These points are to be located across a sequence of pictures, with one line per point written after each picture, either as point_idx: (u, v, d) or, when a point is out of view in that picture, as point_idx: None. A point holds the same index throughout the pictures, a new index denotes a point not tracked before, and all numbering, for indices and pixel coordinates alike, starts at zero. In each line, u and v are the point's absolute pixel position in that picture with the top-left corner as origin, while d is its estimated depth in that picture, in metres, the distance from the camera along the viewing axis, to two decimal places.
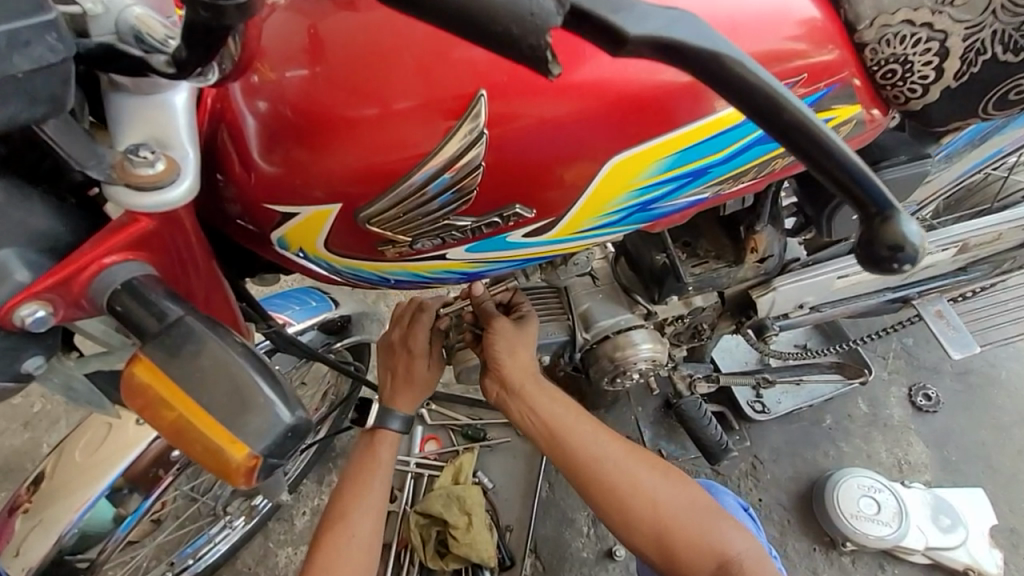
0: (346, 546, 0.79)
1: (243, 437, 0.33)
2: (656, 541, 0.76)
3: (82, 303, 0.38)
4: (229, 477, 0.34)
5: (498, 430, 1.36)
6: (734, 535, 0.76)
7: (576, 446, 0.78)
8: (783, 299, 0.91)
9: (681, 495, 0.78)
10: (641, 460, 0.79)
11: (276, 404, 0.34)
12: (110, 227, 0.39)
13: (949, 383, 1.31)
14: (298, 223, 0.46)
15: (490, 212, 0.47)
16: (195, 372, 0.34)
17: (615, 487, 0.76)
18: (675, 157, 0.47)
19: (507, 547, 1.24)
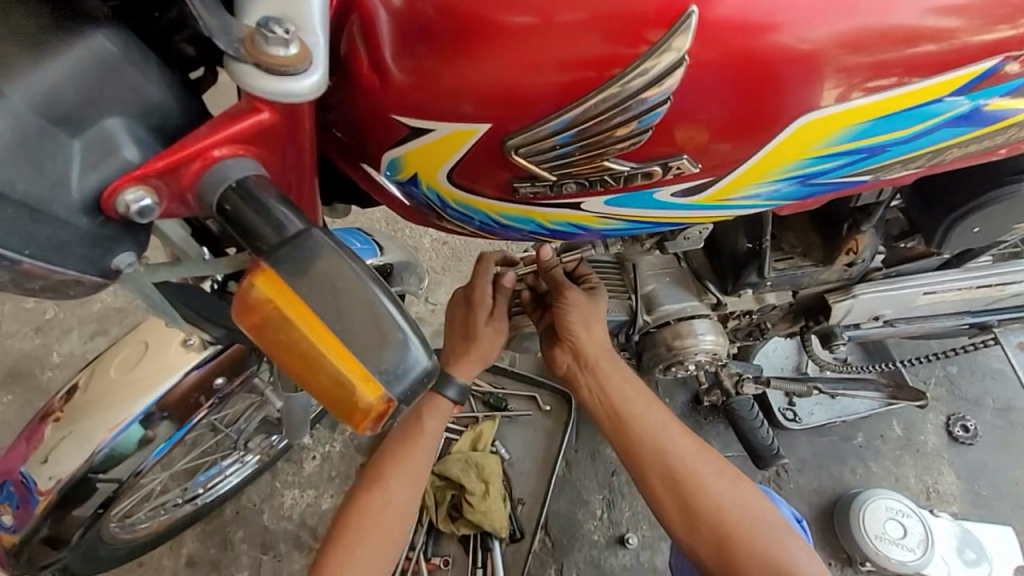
0: (382, 512, 0.78)
1: (378, 376, 0.30)
2: (717, 547, 0.73)
3: (188, 197, 0.33)
4: (352, 420, 0.30)
5: (520, 403, 1.33)
6: (799, 556, 0.73)
7: (644, 432, 0.78)
8: (860, 308, 0.86)
9: (747, 503, 0.75)
10: (709, 460, 0.77)
11: (412, 345, 0.30)
12: (226, 115, 0.33)
13: (989, 417, 1.27)
14: (426, 144, 0.42)
15: (653, 160, 0.44)
16: (329, 293, 0.30)
17: (680, 482, 0.75)
18: (859, 128, 0.45)
19: (518, 520, 1.22)
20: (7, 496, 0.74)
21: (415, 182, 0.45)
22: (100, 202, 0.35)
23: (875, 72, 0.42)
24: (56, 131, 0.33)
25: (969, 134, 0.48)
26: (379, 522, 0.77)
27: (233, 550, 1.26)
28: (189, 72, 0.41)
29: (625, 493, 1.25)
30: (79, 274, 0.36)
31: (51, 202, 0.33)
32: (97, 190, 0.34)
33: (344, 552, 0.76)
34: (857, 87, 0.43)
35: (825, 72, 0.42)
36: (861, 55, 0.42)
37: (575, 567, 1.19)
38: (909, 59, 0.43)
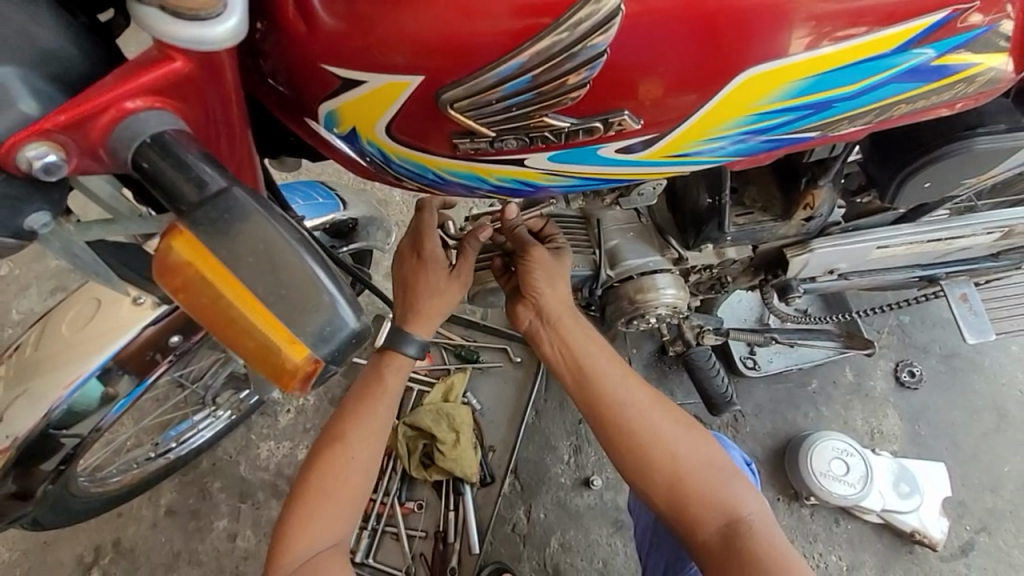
0: (344, 470, 0.79)
1: (304, 338, 0.30)
2: (669, 491, 0.78)
3: (98, 154, 0.31)
4: (279, 381, 0.30)
5: (491, 354, 1.36)
6: (744, 497, 0.78)
7: (603, 387, 0.81)
8: (817, 262, 0.88)
9: (699, 451, 0.79)
10: (665, 411, 0.81)
11: (341, 307, 0.30)
12: (137, 62, 0.31)
13: (934, 363, 1.34)
14: (362, 97, 0.40)
15: (594, 115, 0.43)
16: (251, 253, 0.29)
17: (635, 432, 0.79)
18: (805, 83, 0.45)
19: (488, 466, 1.26)
20: None
21: (354, 136, 0.43)
22: None
23: (844, 22, 0.42)
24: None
25: (916, 91, 0.48)
26: (341, 480, 0.79)
27: (212, 499, 1.30)
28: (97, 14, 0.39)
29: (591, 439, 1.31)
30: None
31: None
32: None
33: (309, 508, 0.78)
34: (827, 36, 0.42)
35: (795, 21, 0.41)
36: (832, 3, 0.41)
37: (543, 507, 1.26)
38: (879, 9, 0.42)
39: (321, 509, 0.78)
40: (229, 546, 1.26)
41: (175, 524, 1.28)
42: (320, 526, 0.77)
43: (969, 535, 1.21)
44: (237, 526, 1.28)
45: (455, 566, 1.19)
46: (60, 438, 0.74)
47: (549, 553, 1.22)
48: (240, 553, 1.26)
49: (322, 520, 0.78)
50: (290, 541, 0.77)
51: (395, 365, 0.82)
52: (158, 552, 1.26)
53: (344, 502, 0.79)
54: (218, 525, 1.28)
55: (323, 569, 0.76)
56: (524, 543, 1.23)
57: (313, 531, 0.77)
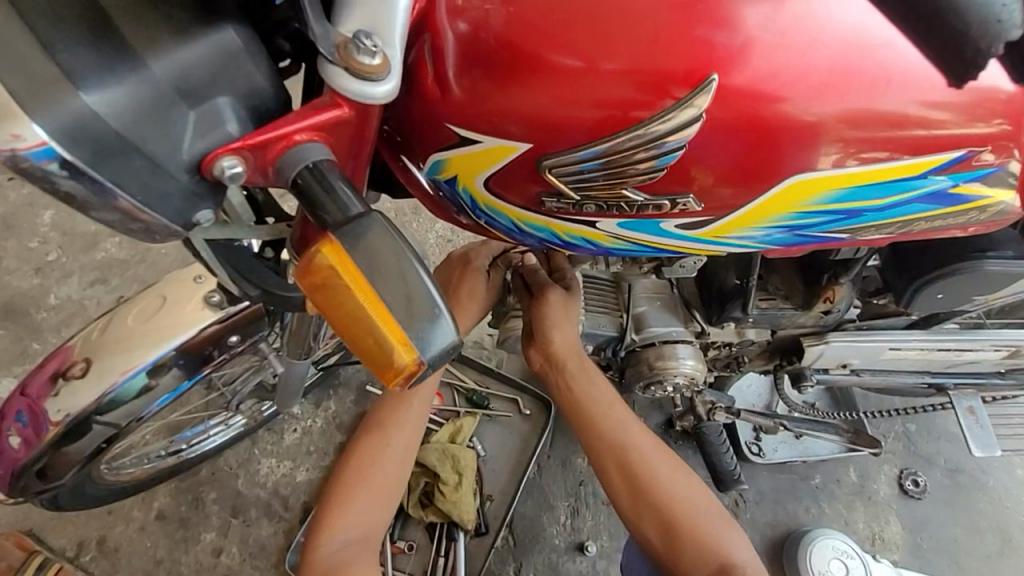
0: (381, 457, 0.82)
1: (414, 342, 0.35)
2: (664, 537, 0.80)
3: (265, 170, 0.39)
4: (386, 376, 0.35)
5: (500, 403, 1.39)
6: (738, 549, 0.79)
7: (604, 427, 0.85)
8: (830, 355, 0.93)
9: (693, 499, 0.81)
10: (663, 458, 0.84)
11: (444, 319, 0.36)
12: (312, 105, 0.39)
13: (939, 476, 1.34)
14: (471, 153, 0.48)
15: (663, 194, 0.50)
16: (379, 263, 0.35)
17: (633, 476, 0.82)
18: (846, 190, 0.52)
19: (484, 515, 1.26)
20: (19, 419, 0.77)
21: (453, 182, 0.52)
22: (201, 163, 0.40)
23: (869, 145, 0.49)
24: (179, 100, 0.39)
25: (935, 212, 0.55)
26: (384, 462, 0.82)
27: (204, 510, 1.29)
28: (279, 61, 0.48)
29: (589, 503, 1.30)
30: (167, 224, 0.40)
31: (167, 158, 0.38)
32: (202, 155, 0.40)
33: (347, 498, 0.80)
34: (852, 155, 0.49)
35: (826, 141, 0.48)
36: (862, 131, 0.48)
37: (533, 567, 1.24)
38: (904, 140, 0.49)
39: (357, 491, 0.80)
40: (212, 561, 1.24)
41: (162, 529, 1.27)
42: (355, 513, 0.79)
43: None
44: (224, 541, 1.27)
45: None
46: (95, 423, 0.77)
47: None
48: (222, 569, 1.24)
49: (358, 510, 0.79)
50: (328, 521, 0.78)
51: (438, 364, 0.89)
52: (141, 557, 1.24)
53: (385, 488, 0.81)
54: (205, 537, 1.27)
55: (358, 554, 0.77)
56: None
57: (352, 517, 0.79)
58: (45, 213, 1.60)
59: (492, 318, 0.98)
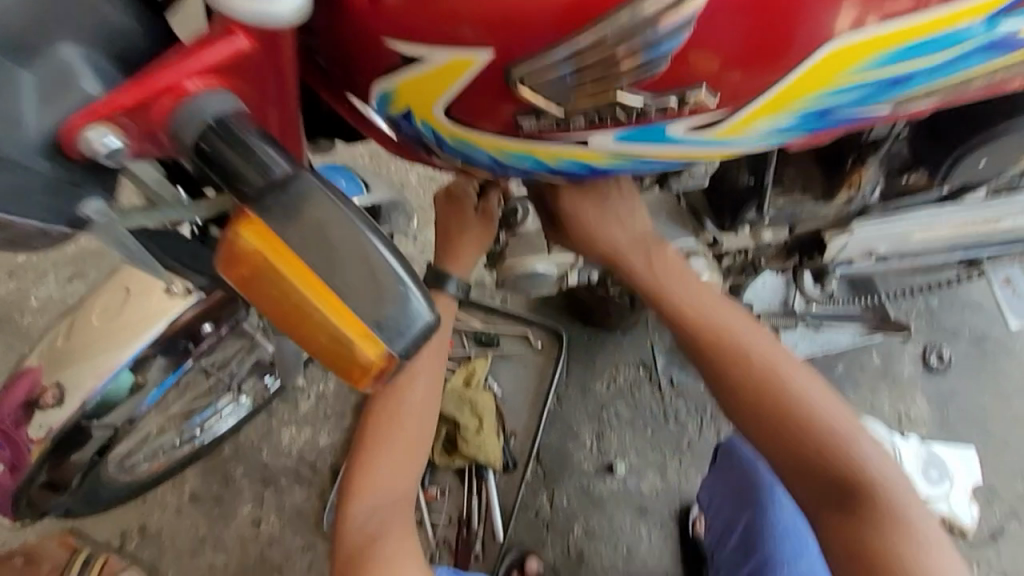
0: (397, 417, 0.75)
1: (378, 336, 0.34)
2: (817, 477, 0.69)
3: (153, 134, 0.37)
4: (355, 377, 0.35)
5: (511, 341, 1.35)
6: (888, 480, 0.70)
7: (736, 352, 0.73)
8: (855, 245, 0.86)
9: (848, 428, 0.71)
10: (806, 382, 0.72)
11: (412, 297, 0.35)
12: (196, 42, 0.35)
13: (964, 346, 1.32)
14: (421, 75, 0.39)
15: (667, 92, 0.41)
16: (319, 238, 0.33)
17: (773, 405, 0.70)
18: (892, 53, 0.42)
19: (510, 451, 1.26)
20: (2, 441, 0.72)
21: (408, 115, 0.42)
22: (59, 141, 0.36)
23: None
24: (4, 60, 0.34)
25: (997, 62, 0.46)
26: (405, 422, 0.75)
27: (236, 485, 1.30)
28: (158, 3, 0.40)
29: (613, 425, 1.30)
30: (43, 224, 0.39)
31: (11, 140, 0.35)
32: (55, 128, 0.36)
33: (370, 465, 0.73)
34: (881, 7, 0.39)
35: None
36: None
37: (566, 493, 1.25)
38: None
39: (378, 454, 0.74)
40: (254, 532, 1.28)
41: (199, 510, 1.29)
42: (382, 477, 0.74)
43: (995, 520, 1.20)
44: (261, 511, 1.29)
45: (478, 552, 1.20)
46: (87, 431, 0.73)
47: (572, 538, 1.22)
48: (264, 538, 1.27)
49: (385, 471, 0.74)
50: (355, 490, 0.73)
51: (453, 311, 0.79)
52: (185, 537, 1.27)
53: (412, 446, 0.75)
54: (242, 510, 1.29)
55: (390, 518, 0.73)
56: (548, 529, 1.23)
57: (378, 482, 0.73)
58: None
59: (487, 260, 0.90)
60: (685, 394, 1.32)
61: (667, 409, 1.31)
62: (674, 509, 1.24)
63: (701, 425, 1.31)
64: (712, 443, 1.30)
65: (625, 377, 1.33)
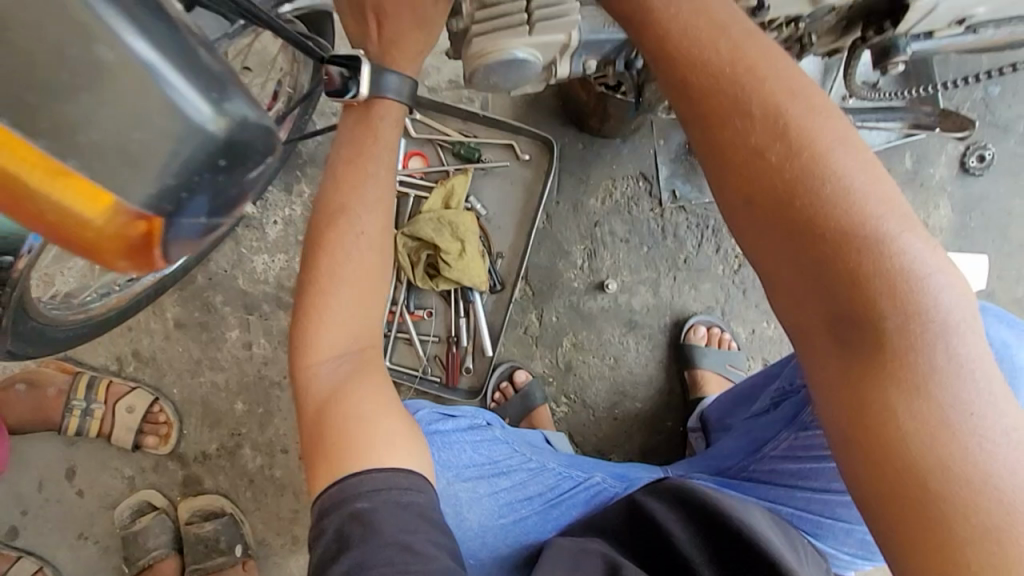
0: (347, 245, 0.62)
1: (101, 189, 0.28)
2: (836, 344, 0.42)
3: None
4: (104, 254, 0.30)
5: (494, 152, 1.18)
6: (1006, 466, 0.37)
7: (756, 112, 0.44)
8: (948, 7, 0.63)
9: (946, 315, 0.40)
10: (877, 200, 0.42)
11: (185, 100, 0.29)
12: None
13: (1011, 145, 1.16)
14: None
15: None
16: (34, 64, 0.27)
17: (799, 204, 0.42)
18: None
19: (497, 273, 1.20)
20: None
21: None
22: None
23: None
24: None
25: None
26: (352, 259, 0.62)
27: (218, 312, 1.27)
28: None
29: (607, 243, 1.21)
30: None
31: None
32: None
33: (319, 308, 0.61)
34: None
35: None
36: None
37: (555, 311, 1.22)
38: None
39: (333, 291, 0.61)
40: (247, 354, 1.28)
41: (188, 335, 1.28)
42: (340, 317, 0.62)
43: None
44: (250, 335, 1.28)
45: (470, 367, 1.22)
46: None
47: (561, 352, 1.22)
48: (259, 359, 1.28)
49: (342, 312, 0.62)
50: (314, 336, 0.62)
51: (389, 107, 0.62)
52: (180, 360, 1.28)
53: (369, 288, 0.63)
54: (230, 336, 1.28)
55: (359, 367, 0.62)
56: (537, 344, 1.23)
57: (334, 329, 0.62)
58: None
59: (451, 47, 0.69)
60: (686, 208, 1.21)
61: (665, 225, 1.21)
62: (666, 322, 1.22)
63: (701, 241, 1.22)
64: (711, 258, 1.22)
65: (622, 191, 1.20)
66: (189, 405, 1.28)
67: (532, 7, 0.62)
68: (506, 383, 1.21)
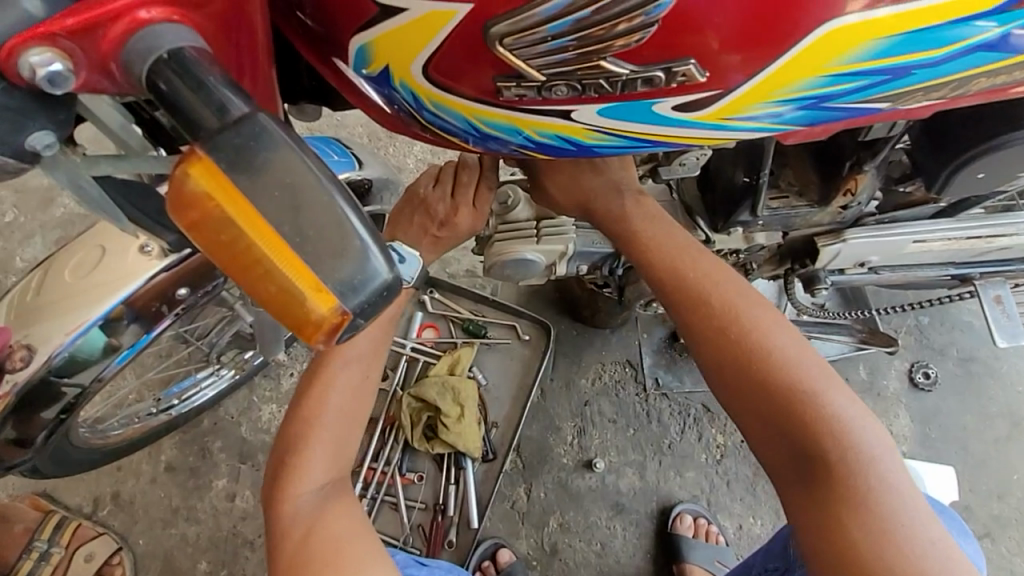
0: (333, 400, 0.72)
1: (332, 288, 0.30)
2: (800, 472, 0.59)
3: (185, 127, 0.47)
4: (305, 332, 0.31)
5: (499, 330, 1.34)
6: (925, 554, 0.53)
7: (717, 305, 0.63)
8: (848, 253, 0.84)
9: (870, 448, 0.58)
10: (809, 365, 0.60)
11: (372, 255, 0.30)
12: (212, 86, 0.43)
13: (951, 366, 1.32)
14: (396, 29, 0.38)
15: (656, 64, 0.39)
16: (288, 198, 0.29)
17: (759, 373, 0.60)
18: (900, 40, 0.40)
19: (490, 442, 1.26)
20: None
21: (386, 76, 0.42)
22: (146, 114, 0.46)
23: None
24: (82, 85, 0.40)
25: (999, 64, 0.45)
26: (341, 391, 0.72)
27: (212, 459, 1.29)
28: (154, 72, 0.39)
29: (596, 422, 1.29)
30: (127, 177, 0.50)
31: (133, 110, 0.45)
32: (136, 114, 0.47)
33: (300, 450, 0.70)
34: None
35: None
36: None
37: (543, 486, 1.24)
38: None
39: (316, 439, 0.71)
40: (228, 505, 1.25)
41: (174, 480, 1.27)
42: (316, 463, 0.71)
43: None
44: (236, 486, 1.27)
45: (453, 540, 1.19)
46: (61, 387, 0.71)
47: (547, 532, 1.21)
48: (238, 513, 1.25)
49: (320, 459, 0.71)
50: (294, 474, 0.70)
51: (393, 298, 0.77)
52: (157, 507, 1.25)
53: (346, 438, 0.73)
54: (217, 484, 1.27)
55: (329, 505, 0.70)
56: (523, 520, 1.22)
57: (313, 466, 0.71)
58: None
59: (476, 245, 0.89)
60: (669, 396, 1.32)
61: (650, 410, 1.31)
62: (652, 509, 1.23)
63: (683, 428, 1.30)
64: (694, 445, 1.29)
65: (610, 375, 1.33)
66: (151, 559, 1.22)
67: (540, 224, 0.83)
68: (487, 563, 1.18)
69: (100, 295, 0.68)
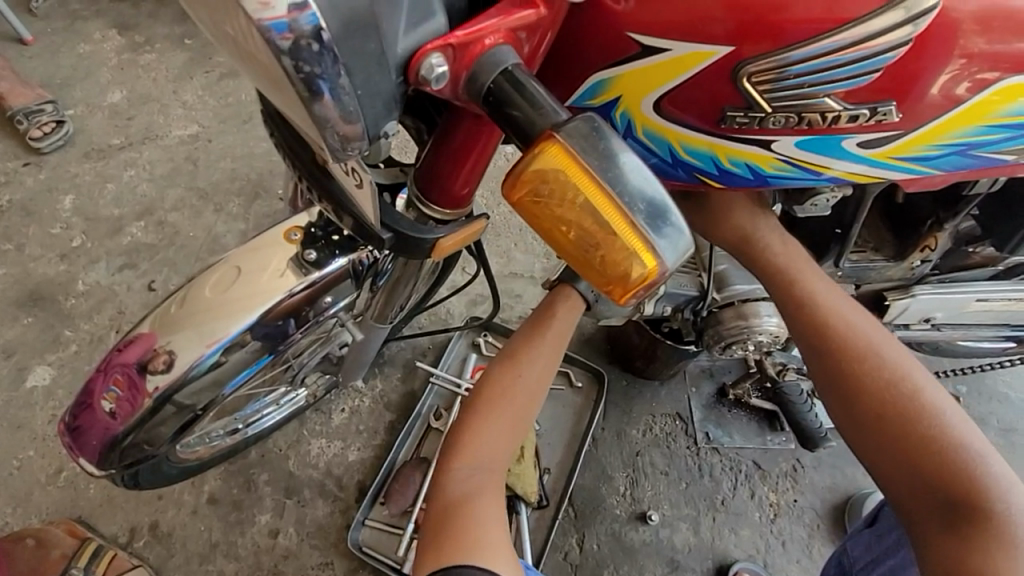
0: (511, 387, 0.74)
1: (653, 252, 0.35)
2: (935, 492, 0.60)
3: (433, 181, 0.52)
4: (617, 289, 0.36)
5: (552, 376, 1.36)
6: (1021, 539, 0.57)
7: (862, 340, 0.67)
8: (915, 309, 0.90)
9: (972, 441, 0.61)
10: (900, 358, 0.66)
11: (674, 224, 0.36)
12: (459, 153, 0.50)
13: (992, 435, 1.35)
14: (650, 65, 0.48)
15: (862, 103, 0.50)
16: (615, 174, 0.35)
17: (895, 406, 0.63)
18: None
19: (544, 488, 1.24)
20: (109, 386, 0.75)
21: (611, 105, 0.51)
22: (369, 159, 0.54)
23: (991, 63, 0.51)
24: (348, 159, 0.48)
25: None
26: (521, 383, 0.75)
27: (257, 492, 1.26)
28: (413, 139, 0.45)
29: (648, 473, 1.29)
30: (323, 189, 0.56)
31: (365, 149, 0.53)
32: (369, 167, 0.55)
33: (473, 425, 0.72)
34: (971, 75, 0.51)
35: (954, 53, 0.50)
36: (986, 42, 0.50)
37: (596, 538, 1.22)
38: (1015, 56, 0.51)
39: (489, 421, 0.72)
40: (270, 542, 1.22)
41: (216, 513, 1.23)
42: (487, 442, 0.71)
43: None
44: (280, 522, 1.24)
45: None
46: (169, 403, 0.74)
47: None
48: (280, 551, 1.21)
49: (488, 439, 0.72)
50: (464, 447, 0.71)
51: (570, 303, 0.80)
52: (196, 541, 1.21)
53: (514, 427, 0.73)
54: (260, 519, 1.24)
55: (488, 487, 0.69)
56: (576, 573, 1.19)
57: (482, 446, 0.71)
58: (65, 199, 1.61)
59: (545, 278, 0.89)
60: (720, 450, 1.33)
61: (701, 464, 1.31)
62: (708, 567, 1.21)
63: (736, 484, 1.30)
64: (747, 503, 1.28)
65: (661, 427, 1.34)
66: None
67: None
68: None
69: (235, 314, 0.73)
